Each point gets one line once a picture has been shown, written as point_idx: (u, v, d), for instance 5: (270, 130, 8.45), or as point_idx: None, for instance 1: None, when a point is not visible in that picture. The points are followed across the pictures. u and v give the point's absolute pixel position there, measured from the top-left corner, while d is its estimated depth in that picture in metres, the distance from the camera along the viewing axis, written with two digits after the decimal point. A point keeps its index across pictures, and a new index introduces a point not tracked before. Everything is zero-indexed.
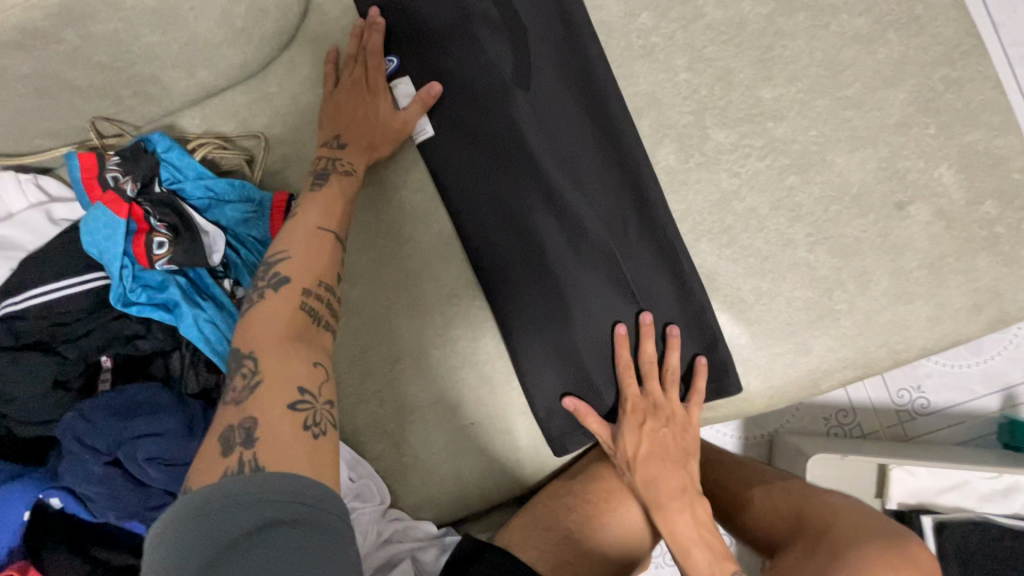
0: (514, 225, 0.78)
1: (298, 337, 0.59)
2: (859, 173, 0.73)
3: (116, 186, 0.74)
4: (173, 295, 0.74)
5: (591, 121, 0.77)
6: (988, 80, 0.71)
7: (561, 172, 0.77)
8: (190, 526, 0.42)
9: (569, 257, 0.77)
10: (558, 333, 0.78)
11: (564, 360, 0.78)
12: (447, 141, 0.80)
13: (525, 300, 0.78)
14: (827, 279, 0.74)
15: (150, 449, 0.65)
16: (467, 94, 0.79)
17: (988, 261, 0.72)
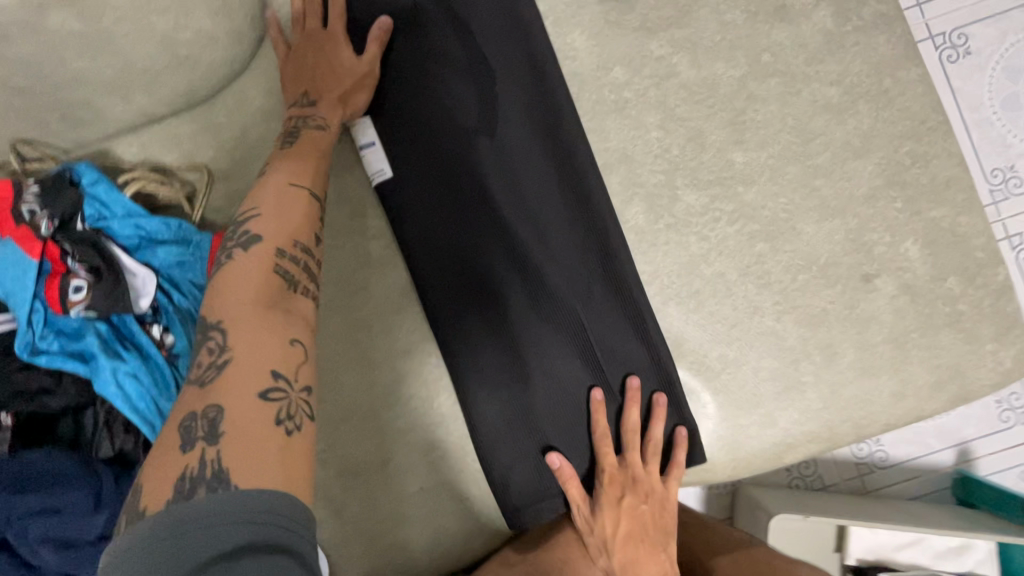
0: (475, 280, 0.74)
1: (271, 303, 0.53)
2: (826, 244, 0.72)
3: (31, 222, 0.66)
4: (90, 345, 0.67)
5: (559, 174, 0.74)
6: (950, 158, 0.72)
7: (527, 228, 0.74)
8: (144, 564, 0.38)
9: (533, 316, 0.73)
10: (517, 396, 0.73)
11: (523, 425, 0.73)
12: (407, 187, 0.75)
13: (486, 360, 0.74)
14: (793, 349, 0.72)
15: (44, 528, 0.57)
16: (431, 140, 0.74)
17: (950, 338, 0.71)
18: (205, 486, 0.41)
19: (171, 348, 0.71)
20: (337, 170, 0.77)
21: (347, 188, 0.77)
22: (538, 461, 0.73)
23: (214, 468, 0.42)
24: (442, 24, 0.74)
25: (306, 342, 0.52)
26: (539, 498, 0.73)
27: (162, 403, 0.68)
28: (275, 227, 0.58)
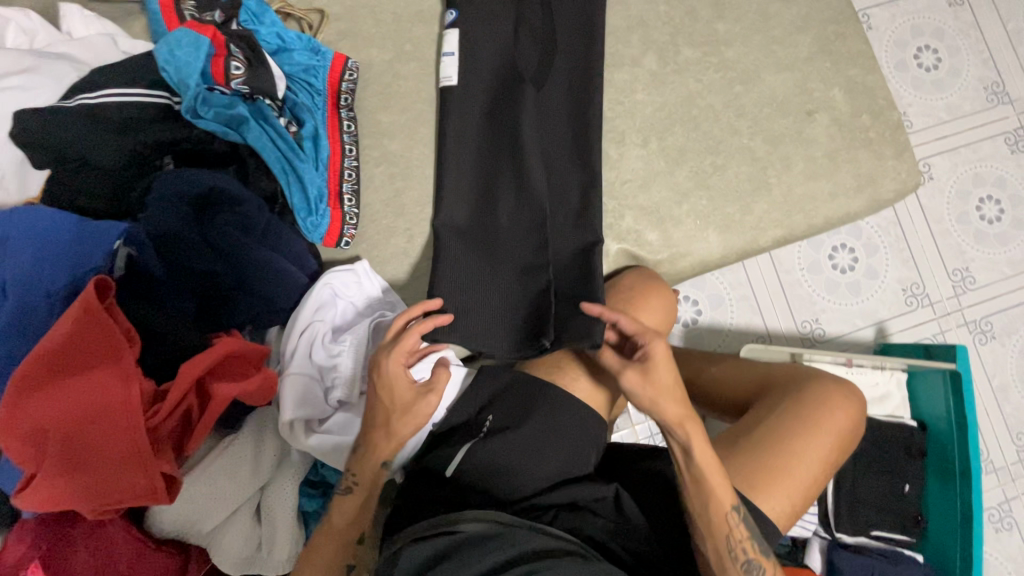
0: (483, 175, 0.95)
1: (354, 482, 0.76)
2: (782, 88, 1.02)
3: (199, 18, 0.86)
4: (243, 111, 0.84)
5: (576, 80, 0.98)
6: (859, 38, 1.05)
7: (537, 156, 0.95)
8: (331, 454, 0.79)
9: (514, 216, 0.93)
10: (486, 268, 0.91)
11: (487, 293, 0.90)
12: (464, 87, 0.96)
13: (466, 242, 0.92)
14: (762, 160, 1.00)
15: (227, 221, 0.75)
16: (491, 55, 0.97)
17: (865, 156, 1.01)
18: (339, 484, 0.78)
19: (297, 133, 0.91)
20: (425, 19, 1.00)
21: (433, 32, 1.00)
22: (479, 317, 0.89)
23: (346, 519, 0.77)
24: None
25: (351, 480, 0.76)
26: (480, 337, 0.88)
27: (294, 164, 0.86)
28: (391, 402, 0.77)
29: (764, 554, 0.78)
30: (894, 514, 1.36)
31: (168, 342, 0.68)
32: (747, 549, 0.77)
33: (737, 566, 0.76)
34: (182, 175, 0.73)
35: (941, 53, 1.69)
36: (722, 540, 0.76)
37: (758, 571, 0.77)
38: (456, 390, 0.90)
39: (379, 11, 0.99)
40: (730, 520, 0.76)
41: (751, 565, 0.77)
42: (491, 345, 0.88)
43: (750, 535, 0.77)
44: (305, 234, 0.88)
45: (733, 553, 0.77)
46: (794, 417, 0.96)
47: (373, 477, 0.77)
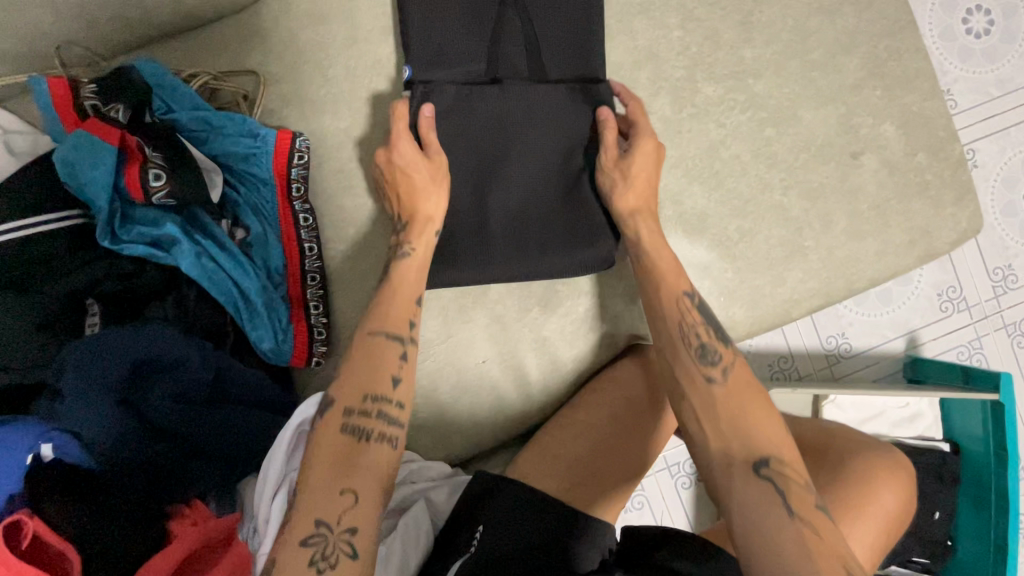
0: (462, 28, 0.79)
1: (345, 455, 0.61)
2: (822, 127, 0.84)
3: (102, 114, 0.69)
4: (171, 231, 0.70)
5: (574, 37, 0.81)
6: (918, 53, 0.85)
7: (518, 115, 0.79)
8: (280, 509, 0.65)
9: (500, 139, 0.79)
10: (481, 128, 0.79)
11: (477, 145, 0.79)
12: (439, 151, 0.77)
13: (464, 111, 0.79)
14: (797, 219, 0.84)
15: (165, 389, 0.64)
16: (463, 108, 0.79)
17: (920, 204, 0.86)
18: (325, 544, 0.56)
19: (244, 240, 0.77)
20: (386, 70, 0.82)
21: (396, 88, 0.82)
22: (477, 158, 0.79)
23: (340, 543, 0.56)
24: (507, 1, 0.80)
25: (355, 487, 0.59)
26: (480, 130, 0.79)
27: (241, 286, 0.73)
28: (376, 360, 0.68)
29: (719, 340, 0.72)
30: (923, 542, 1.30)
31: (114, 555, 0.59)
32: (702, 335, 0.72)
33: (691, 352, 0.71)
34: (107, 342, 0.61)
35: (995, 14, 1.45)
36: (676, 325, 0.73)
37: (718, 358, 0.71)
38: (451, 510, 0.81)
39: (328, 65, 0.81)
40: (681, 304, 0.74)
41: (707, 351, 0.71)
42: (495, 148, 0.79)
43: (702, 319, 0.74)
44: (266, 362, 0.76)
45: (685, 340, 0.72)
46: (839, 499, 0.86)
47: (377, 366, 0.67)
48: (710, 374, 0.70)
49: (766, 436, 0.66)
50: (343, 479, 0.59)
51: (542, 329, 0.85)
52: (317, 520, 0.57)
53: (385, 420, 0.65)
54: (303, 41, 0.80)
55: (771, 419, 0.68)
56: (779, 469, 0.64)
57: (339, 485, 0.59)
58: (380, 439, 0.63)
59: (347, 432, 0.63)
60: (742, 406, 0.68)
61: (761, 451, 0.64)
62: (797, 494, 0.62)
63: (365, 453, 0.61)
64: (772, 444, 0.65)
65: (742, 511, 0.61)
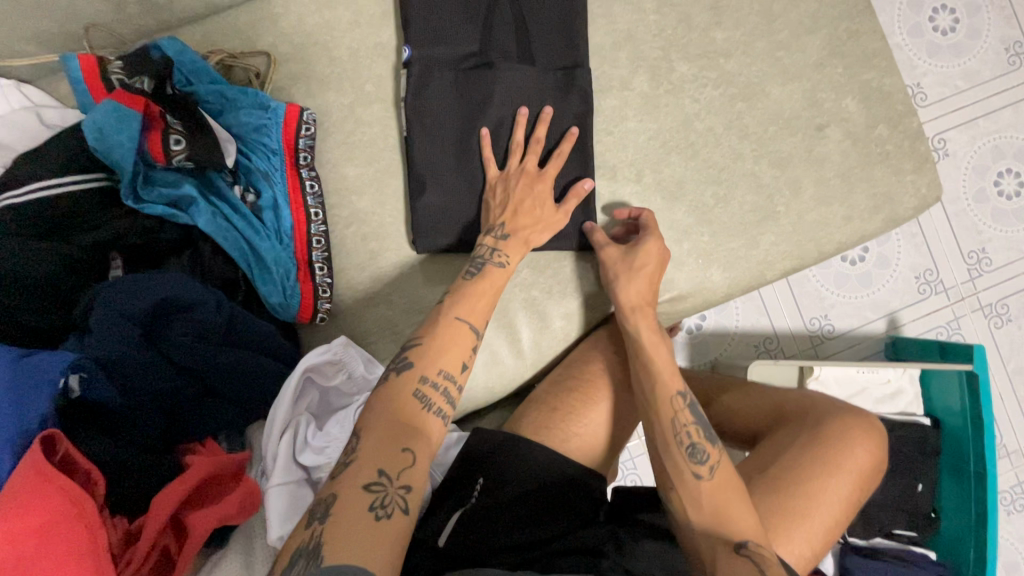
0: (458, 9, 0.86)
1: (406, 421, 0.64)
2: (789, 101, 0.91)
3: (128, 85, 0.75)
4: (189, 191, 0.76)
5: (560, 17, 0.88)
6: (876, 35, 0.93)
7: (507, 89, 0.86)
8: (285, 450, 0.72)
9: (490, 111, 0.86)
10: (473, 102, 0.86)
11: (468, 117, 0.86)
12: (428, 122, 0.85)
13: (458, 87, 0.86)
14: (768, 186, 0.91)
15: (183, 326, 0.70)
16: (454, 81, 0.85)
17: (881, 172, 0.92)
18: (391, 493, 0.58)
19: (255, 202, 0.82)
20: (387, 51, 0.89)
21: (395, 68, 0.89)
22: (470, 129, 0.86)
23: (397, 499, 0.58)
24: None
25: (416, 450, 0.62)
26: (472, 105, 0.86)
27: (253, 244, 0.79)
28: (457, 332, 0.73)
29: (708, 441, 0.77)
30: (907, 513, 1.33)
31: (133, 477, 0.63)
32: (692, 435, 0.77)
33: (683, 450, 0.76)
34: (132, 283, 0.68)
35: (959, 13, 1.54)
36: (668, 424, 0.78)
37: (706, 459, 0.75)
38: (450, 461, 0.87)
39: (334, 48, 0.88)
40: (675, 403, 0.78)
41: (698, 452, 0.76)
42: (485, 120, 0.86)
43: (694, 421, 0.78)
44: (275, 316, 0.81)
45: (678, 438, 0.77)
46: (810, 456, 0.88)
47: (453, 350, 0.72)
48: (698, 470, 0.74)
49: (747, 522, 0.70)
50: (404, 439, 0.62)
51: (532, 290, 0.90)
52: (380, 470, 0.59)
53: (447, 397, 0.69)
54: (312, 26, 0.88)
55: (746, 505, 0.72)
56: (755, 548, 0.68)
57: (401, 444, 0.62)
58: (438, 414, 0.67)
59: (416, 398, 0.67)
60: (724, 499, 0.72)
61: (739, 535, 0.69)
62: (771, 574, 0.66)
63: (423, 419, 0.66)
64: (749, 530, 0.69)
65: (711, 506, 0.72)
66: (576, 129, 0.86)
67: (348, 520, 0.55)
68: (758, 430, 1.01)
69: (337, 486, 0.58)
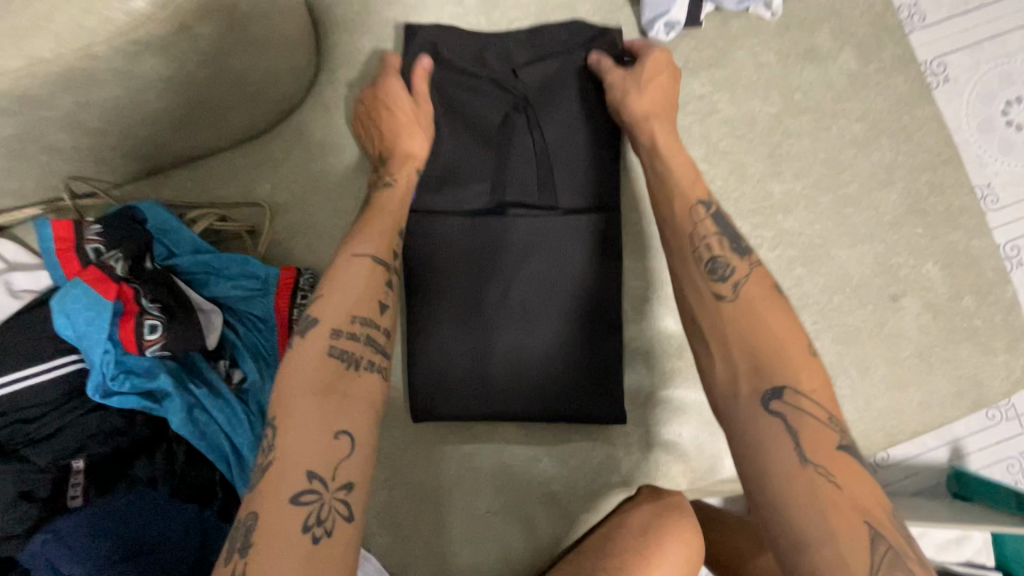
0: (469, 155, 0.78)
1: (332, 385, 0.52)
2: (859, 265, 0.78)
3: (101, 263, 0.66)
4: (163, 383, 0.67)
5: (587, 162, 0.78)
6: (963, 187, 0.80)
7: (521, 247, 0.76)
8: None
9: (500, 268, 0.76)
10: (484, 257, 0.76)
11: (476, 272, 0.76)
12: (431, 276, 0.76)
13: (468, 241, 0.76)
14: (832, 365, 0.78)
15: (140, 570, 0.58)
16: (461, 232, 0.76)
17: (967, 351, 0.78)
18: (332, 497, 0.46)
19: (239, 383, 0.72)
20: None
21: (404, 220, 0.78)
22: (479, 287, 0.76)
23: (339, 498, 0.47)
24: (514, 120, 0.78)
25: (353, 429, 0.50)
26: (483, 260, 0.76)
27: (232, 439, 0.68)
28: (369, 268, 0.61)
29: (737, 253, 0.59)
30: None
31: None
32: (714, 249, 0.59)
33: (700, 267, 0.58)
34: (77, 526, 0.59)
35: None
36: (685, 238, 0.61)
37: (731, 274, 0.57)
38: None
39: (339, 199, 0.79)
40: (693, 213, 0.62)
41: (720, 267, 0.58)
42: (496, 277, 0.76)
43: (718, 231, 0.61)
44: None
45: (696, 254, 0.59)
46: None
47: (362, 287, 0.59)
48: (720, 291, 0.56)
49: (793, 368, 0.51)
50: (333, 419, 0.50)
51: (553, 481, 0.78)
52: (308, 471, 0.47)
53: (372, 345, 0.57)
54: (318, 174, 0.80)
55: (796, 326, 0.54)
56: (793, 399, 0.49)
57: (331, 428, 0.49)
58: (372, 367, 0.55)
59: (334, 356, 0.54)
60: (764, 324, 0.53)
61: (786, 379, 0.50)
62: (814, 425, 0.48)
63: (354, 382, 0.53)
64: (790, 371, 0.51)
65: (739, 329, 0.53)
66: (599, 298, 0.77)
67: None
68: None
69: (258, 501, 0.46)
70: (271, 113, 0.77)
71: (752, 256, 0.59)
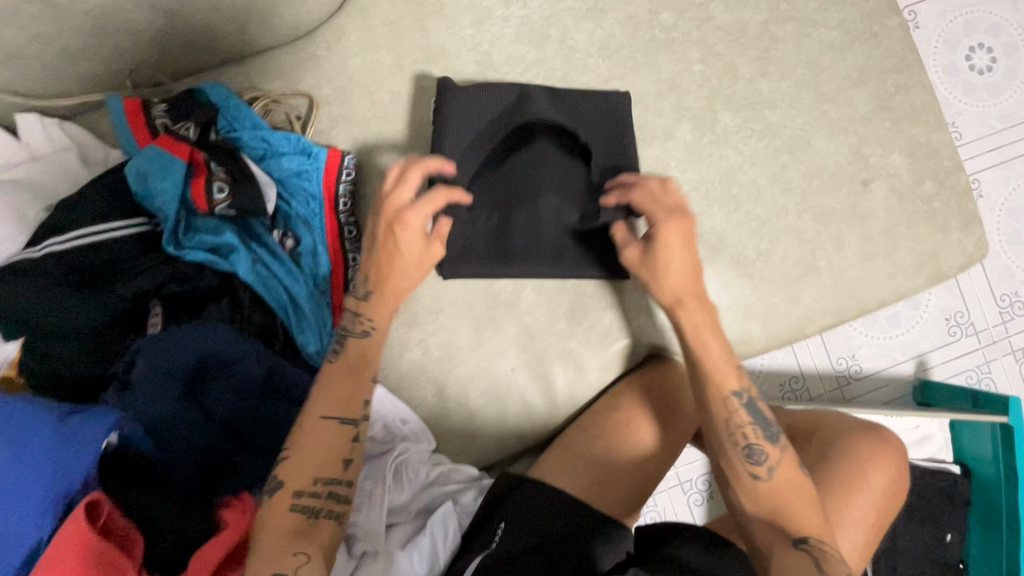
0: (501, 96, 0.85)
1: (298, 532, 0.62)
2: (834, 154, 0.90)
3: (173, 131, 0.75)
4: (230, 240, 0.76)
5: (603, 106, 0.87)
6: (925, 88, 0.91)
7: (541, 135, 0.86)
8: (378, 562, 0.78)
9: (520, 150, 0.86)
10: (506, 140, 0.86)
11: (500, 151, 0.86)
12: (456, 164, 0.82)
13: (492, 124, 0.84)
14: (811, 241, 0.89)
15: (223, 382, 0.70)
16: (486, 123, 0.84)
17: (927, 229, 0.90)
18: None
19: (293, 248, 0.81)
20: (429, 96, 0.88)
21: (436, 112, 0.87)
22: (502, 168, 0.86)
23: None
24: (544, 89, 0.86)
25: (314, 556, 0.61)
26: (507, 147, 0.86)
27: (292, 291, 0.79)
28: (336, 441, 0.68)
29: (770, 440, 0.73)
30: (925, 560, 1.23)
31: (171, 538, 0.62)
32: (749, 435, 0.73)
33: (739, 453, 0.73)
34: (172, 338, 0.68)
35: None
36: (722, 424, 0.74)
37: (766, 458, 0.72)
38: (475, 510, 0.84)
39: (375, 91, 0.87)
40: (728, 402, 0.73)
41: (755, 452, 0.72)
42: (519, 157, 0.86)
43: (751, 420, 0.73)
44: (309, 363, 0.80)
45: (733, 439, 0.73)
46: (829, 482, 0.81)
47: (337, 407, 0.69)
48: (756, 472, 0.71)
49: (806, 515, 0.69)
50: (298, 541, 0.61)
51: (569, 340, 0.89)
52: (275, 571, 0.58)
53: (336, 498, 0.66)
54: (353, 69, 0.87)
55: (810, 493, 0.70)
56: (814, 545, 0.67)
57: (296, 546, 0.60)
58: (331, 517, 0.65)
59: (296, 512, 0.64)
60: (788, 498, 0.70)
61: (801, 531, 0.68)
62: (828, 562, 0.65)
63: (316, 528, 0.64)
64: (801, 519, 0.68)
65: (768, 503, 0.70)
66: (617, 176, 0.85)
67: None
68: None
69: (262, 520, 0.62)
70: (313, 11, 0.85)
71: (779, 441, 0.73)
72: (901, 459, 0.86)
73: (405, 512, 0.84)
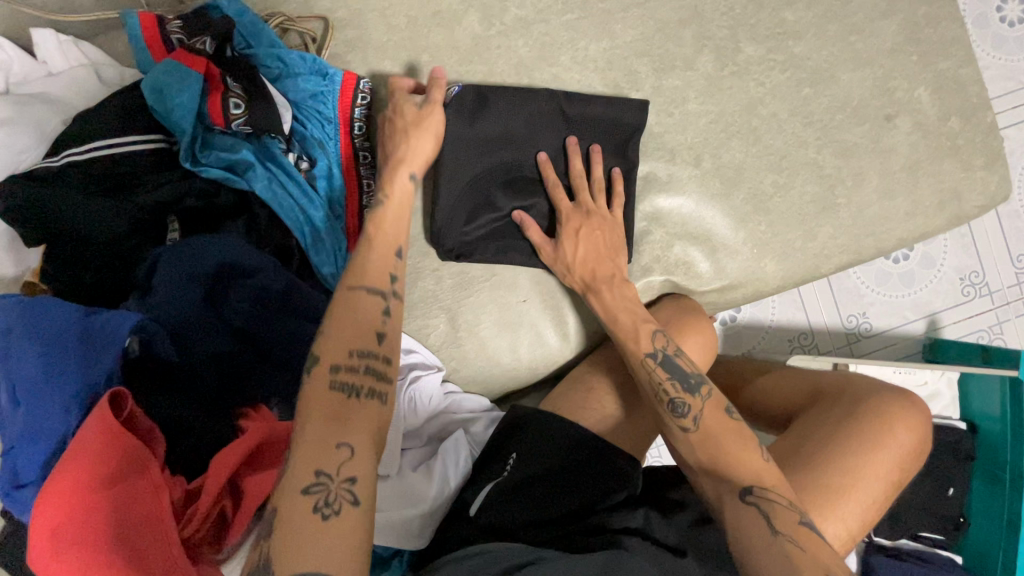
0: (512, 102, 0.83)
1: (336, 416, 0.56)
2: (858, 87, 0.88)
3: (189, 46, 0.75)
4: (247, 157, 0.76)
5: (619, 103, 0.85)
6: (955, 21, 0.89)
7: (545, 140, 0.84)
8: (390, 490, 0.78)
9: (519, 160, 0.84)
10: (510, 143, 0.83)
11: (505, 154, 0.83)
12: (451, 189, 0.82)
13: (502, 121, 0.82)
14: (830, 176, 0.88)
15: (242, 293, 0.72)
16: (498, 119, 0.82)
17: (950, 167, 0.89)
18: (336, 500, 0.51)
19: (309, 170, 0.81)
20: (445, 20, 0.86)
21: (453, 38, 0.86)
22: (515, 168, 0.84)
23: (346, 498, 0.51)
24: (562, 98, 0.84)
25: (354, 444, 0.54)
26: (511, 150, 0.83)
27: (308, 214, 0.79)
28: (362, 297, 0.65)
29: (689, 392, 0.72)
30: (943, 518, 1.12)
31: (195, 440, 0.65)
32: (670, 390, 0.73)
33: (664, 408, 0.72)
34: (193, 245, 0.70)
35: None
36: (645, 384, 0.74)
37: (688, 410, 0.71)
38: (487, 438, 0.85)
39: (392, 13, 0.85)
40: (645, 363, 0.75)
41: (678, 405, 0.72)
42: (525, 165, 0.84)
43: (670, 376, 0.74)
44: (325, 286, 0.82)
45: (657, 397, 0.73)
46: (851, 438, 0.78)
47: (364, 298, 0.65)
48: (685, 425, 0.71)
49: (751, 463, 0.68)
50: (337, 433, 0.54)
51: None
52: (316, 471, 0.52)
53: (372, 371, 0.60)
54: None
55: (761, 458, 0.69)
56: (760, 495, 0.65)
57: (336, 441, 0.54)
58: (371, 396, 0.59)
59: (335, 388, 0.57)
60: (718, 450, 0.69)
61: (741, 480, 0.67)
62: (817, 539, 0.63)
63: (357, 408, 0.57)
64: (751, 474, 0.67)
65: (704, 454, 0.70)
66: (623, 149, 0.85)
67: (288, 524, 0.49)
68: (794, 412, 0.89)
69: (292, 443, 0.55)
70: None
71: (701, 390, 0.73)
72: (927, 420, 0.82)
73: (416, 437, 0.85)
